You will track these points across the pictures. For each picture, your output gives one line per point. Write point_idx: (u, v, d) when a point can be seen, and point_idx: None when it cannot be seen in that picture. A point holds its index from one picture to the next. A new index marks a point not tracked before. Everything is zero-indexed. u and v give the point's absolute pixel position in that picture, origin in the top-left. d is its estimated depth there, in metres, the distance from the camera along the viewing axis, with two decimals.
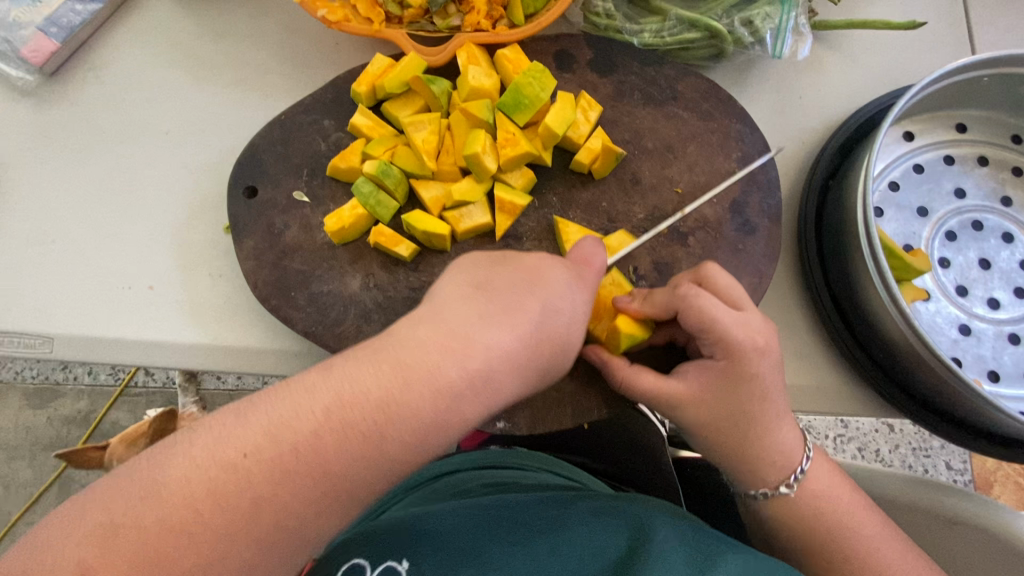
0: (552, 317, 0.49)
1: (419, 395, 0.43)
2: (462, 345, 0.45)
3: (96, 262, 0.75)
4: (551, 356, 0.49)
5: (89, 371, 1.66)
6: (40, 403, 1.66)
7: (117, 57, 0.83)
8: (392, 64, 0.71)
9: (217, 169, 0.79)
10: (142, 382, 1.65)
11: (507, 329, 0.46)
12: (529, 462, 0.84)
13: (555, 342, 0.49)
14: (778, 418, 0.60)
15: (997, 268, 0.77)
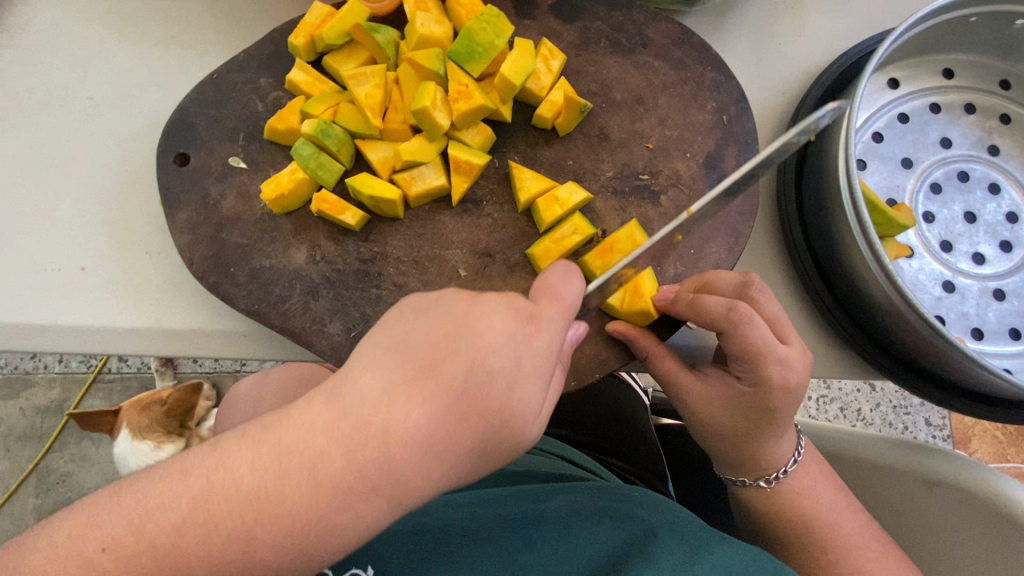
0: (481, 381, 0.38)
1: (317, 454, 0.36)
2: (352, 420, 0.36)
3: (19, 243, 0.69)
4: (482, 431, 0.38)
5: (59, 359, 1.61)
6: (11, 394, 1.61)
7: (32, 15, 0.74)
8: (333, 12, 0.64)
9: (151, 135, 0.72)
10: (116, 367, 1.61)
11: (419, 400, 0.37)
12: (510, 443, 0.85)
13: (487, 414, 0.38)
14: (780, 433, 0.59)
15: (983, 221, 0.73)
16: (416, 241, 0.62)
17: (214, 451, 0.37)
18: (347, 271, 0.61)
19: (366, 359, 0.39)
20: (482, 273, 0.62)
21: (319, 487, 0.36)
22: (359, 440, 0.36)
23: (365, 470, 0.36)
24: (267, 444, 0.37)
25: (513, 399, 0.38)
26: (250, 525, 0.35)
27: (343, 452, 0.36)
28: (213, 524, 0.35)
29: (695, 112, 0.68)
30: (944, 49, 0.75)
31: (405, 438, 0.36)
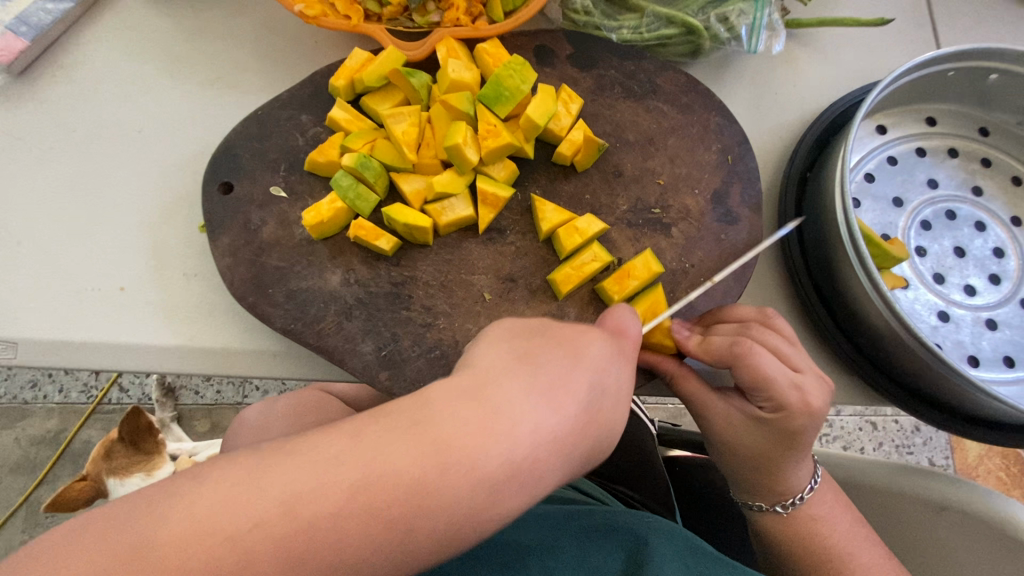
0: (599, 397, 0.42)
1: (478, 452, 0.36)
2: (503, 420, 0.38)
3: (63, 264, 0.72)
4: (596, 440, 0.42)
5: (59, 389, 1.65)
6: (7, 424, 1.64)
7: (90, 56, 0.81)
8: (371, 58, 0.71)
9: (193, 166, 0.77)
10: (115, 399, 1.66)
11: (555, 407, 0.39)
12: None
13: (600, 425, 0.42)
14: (799, 461, 0.61)
15: (972, 256, 0.78)
16: (444, 266, 0.66)
17: (358, 442, 0.36)
18: (378, 293, 0.65)
19: (501, 369, 0.40)
20: (506, 297, 0.65)
21: (472, 483, 0.36)
22: (516, 439, 0.37)
23: (518, 468, 0.37)
24: (426, 439, 0.36)
25: (614, 417, 0.44)
26: (408, 519, 0.35)
27: (498, 449, 0.37)
28: (373, 514, 0.34)
29: (702, 152, 0.74)
30: (926, 99, 0.82)
31: (550, 437, 0.39)
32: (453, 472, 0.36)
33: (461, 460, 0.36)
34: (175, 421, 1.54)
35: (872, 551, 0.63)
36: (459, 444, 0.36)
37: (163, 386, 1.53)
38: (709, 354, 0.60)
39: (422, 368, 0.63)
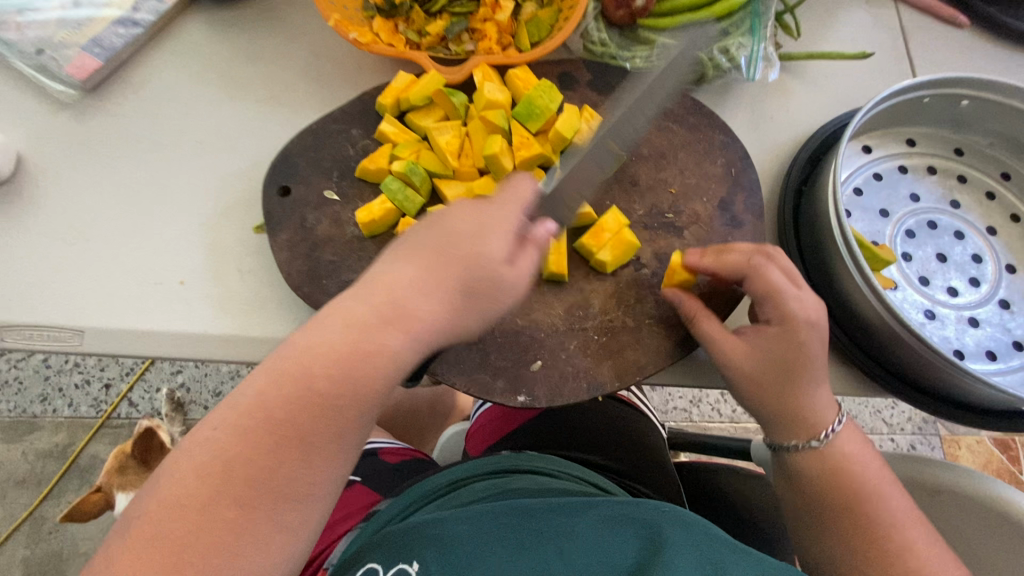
0: (467, 258, 0.57)
1: (321, 336, 0.52)
2: (385, 306, 0.54)
3: (128, 259, 0.79)
4: (495, 281, 0.57)
5: (69, 405, 1.84)
6: (16, 438, 1.81)
7: (155, 75, 0.89)
8: (415, 80, 0.80)
9: (247, 172, 0.84)
10: (125, 413, 1.84)
11: (382, 291, 0.55)
12: (541, 468, 0.92)
13: (497, 271, 0.57)
14: (815, 384, 0.65)
15: (953, 261, 0.86)
16: None
17: (291, 345, 0.54)
18: None
19: (386, 269, 0.57)
20: (537, 289, 0.73)
21: (387, 326, 0.53)
22: (352, 309, 0.53)
23: (424, 335, 0.54)
24: (342, 315, 0.53)
25: (492, 264, 0.57)
26: (346, 365, 0.52)
27: (386, 332, 0.53)
28: (317, 371, 0.52)
29: (709, 166, 0.82)
30: (905, 123, 0.92)
31: (379, 306, 0.54)
32: (367, 330, 0.53)
33: (372, 326, 0.53)
34: (183, 435, 1.80)
35: (903, 500, 0.66)
36: (367, 312, 0.53)
37: (174, 402, 1.80)
38: (725, 268, 0.68)
39: (461, 353, 0.69)
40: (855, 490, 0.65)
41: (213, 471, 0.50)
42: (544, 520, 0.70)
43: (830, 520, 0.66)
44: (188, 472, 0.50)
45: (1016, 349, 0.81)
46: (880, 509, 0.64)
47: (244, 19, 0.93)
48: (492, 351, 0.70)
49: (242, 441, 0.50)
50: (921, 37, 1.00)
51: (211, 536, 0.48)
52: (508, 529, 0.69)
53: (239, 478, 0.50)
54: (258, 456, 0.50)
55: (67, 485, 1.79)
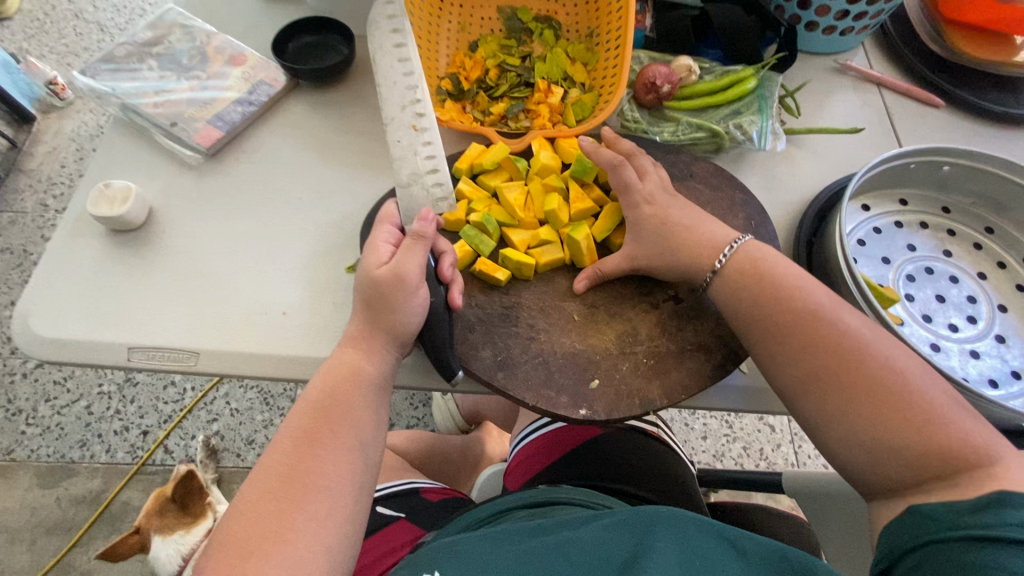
0: (365, 282, 0.77)
1: (331, 364, 0.76)
2: (345, 351, 0.77)
3: (238, 293, 0.93)
4: (366, 295, 0.77)
5: (107, 450, 1.90)
6: (52, 483, 1.86)
7: (264, 144, 1.08)
8: (486, 149, 0.97)
9: (338, 221, 1.00)
10: (161, 459, 1.89)
11: (348, 330, 0.79)
12: (578, 499, 1.00)
13: (365, 288, 0.77)
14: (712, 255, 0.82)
15: (950, 301, 0.98)
16: (543, 296, 0.87)
17: (313, 383, 0.75)
18: (494, 314, 0.85)
19: (355, 318, 0.79)
20: (591, 318, 0.85)
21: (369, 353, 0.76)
22: (343, 348, 0.77)
23: (313, 380, 0.75)
24: (344, 356, 0.76)
25: (373, 270, 0.77)
26: (352, 381, 0.74)
27: (345, 362, 0.75)
28: (335, 388, 0.74)
29: (731, 218, 0.97)
30: (898, 185, 1.08)
31: (345, 344, 0.77)
32: (354, 362, 0.75)
33: (357, 358, 0.76)
34: (216, 482, 1.84)
35: (853, 316, 0.73)
36: (357, 347, 0.77)
37: (209, 448, 1.87)
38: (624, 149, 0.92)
39: (529, 371, 0.80)
40: (777, 298, 0.76)
41: (273, 474, 0.67)
42: (555, 534, 0.78)
43: (773, 336, 0.75)
44: (254, 482, 0.67)
45: (1015, 378, 0.91)
46: (831, 326, 0.72)
47: (337, 101, 1.13)
48: (556, 370, 0.81)
49: (292, 450, 0.69)
50: (904, 116, 1.18)
51: (263, 526, 0.64)
52: (521, 542, 0.77)
53: (293, 472, 0.67)
54: (304, 455, 0.69)
55: (97, 532, 1.82)
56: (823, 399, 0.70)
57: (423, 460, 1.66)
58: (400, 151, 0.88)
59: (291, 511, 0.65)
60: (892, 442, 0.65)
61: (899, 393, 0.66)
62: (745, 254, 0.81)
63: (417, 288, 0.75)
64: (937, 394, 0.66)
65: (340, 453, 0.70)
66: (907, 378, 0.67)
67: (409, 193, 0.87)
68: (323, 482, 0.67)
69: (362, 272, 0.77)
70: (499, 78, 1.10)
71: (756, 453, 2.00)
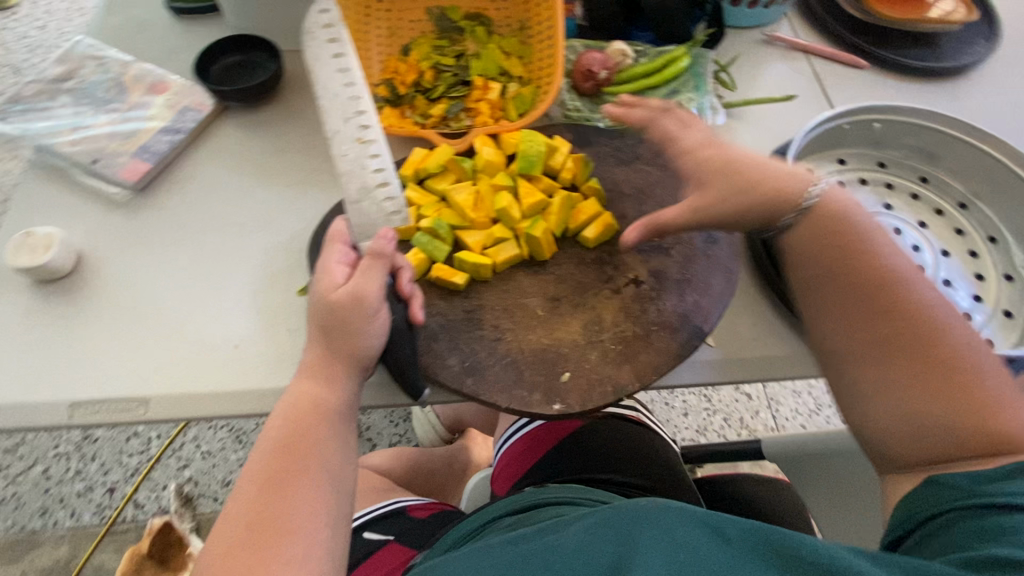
0: (320, 307, 0.73)
1: (291, 397, 0.71)
2: (306, 381, 0.72)
3: (185, 331, 0.87)
4: (324, 321, 0.72)
5: (72, 514, 1.78)
6: (14, 558, 1.73)
7: (197, 172, 1.03)
8: (429, 153, 0.95)
9: (285, 244, 0.96)
10: (131, 516, 1.78)
11: (306, 357, 0.74)
12: (560, 496, 0.99)
13: (322, 314, 0.72)
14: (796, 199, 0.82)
15: (897, 252, 1.01)
16: (504, 295, 0.85)
17: (275, 419, 0.71)
18: (456, 320, 0.82)
19: (312, 345, 0.74)
20: (554, 312, 0.84)
21: (332, 382, 0.72)
22: (304, 378, 0.73)
23: (274, 416, 0.71)
24: (305, 388, 0.72)
25: (328, 295, 0.72)
26: (317, 414, 0.70)
27: (306, 394, 0.71)
28: (298, 424, 0.69)
29: (681, 196, 0.98)
30: (835, 146, 1.10)
31: (305, 374, 0.73)
32: (317, 394, 0.71)
33: (319, 388, 0.71)
34: (194, 531, 1.75)
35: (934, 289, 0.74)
36: (318, 377, 0.72)
37: (183, 496, 1.78)
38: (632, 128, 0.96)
39: (499, 373, 0.79)
40: (858, 267, 0.76)
41: (239, 524, 0.63)
42: (539, 539, 0.70)
43: (827, 280, 0.78)
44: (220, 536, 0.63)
45: (965, 317, 0.95)
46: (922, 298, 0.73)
47: (271, 120, 1.09)
48: (525, 368, 0.79)
49: (257, 495, 0.65)
50: (833, 80, 1.21)
51: None
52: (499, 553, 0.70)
53: (259, 520, 0.63)
54: (271, 499, 0.64)
55: None
56: (865, 361, 0.73)
57: (409, 477, 1.62)
58: (347, 166, 0.78)
59: (262, 561, 0.61)
60: (916, 408, 0.68)
61: (978, 357, 0.69)
62: (835, 201, 0.81)
63: (376, 310, 0.71)
64: (994, 373, 0.68)
65: (310, 491, 0.66)
66: (978, 350, 0.70)
67: (359, 209, 0.78)
68: (295, 525, 0.63)
69: (316, 296, 0.73)
70: (435, 80, 1.09)
71: (738, 422, 2.05)
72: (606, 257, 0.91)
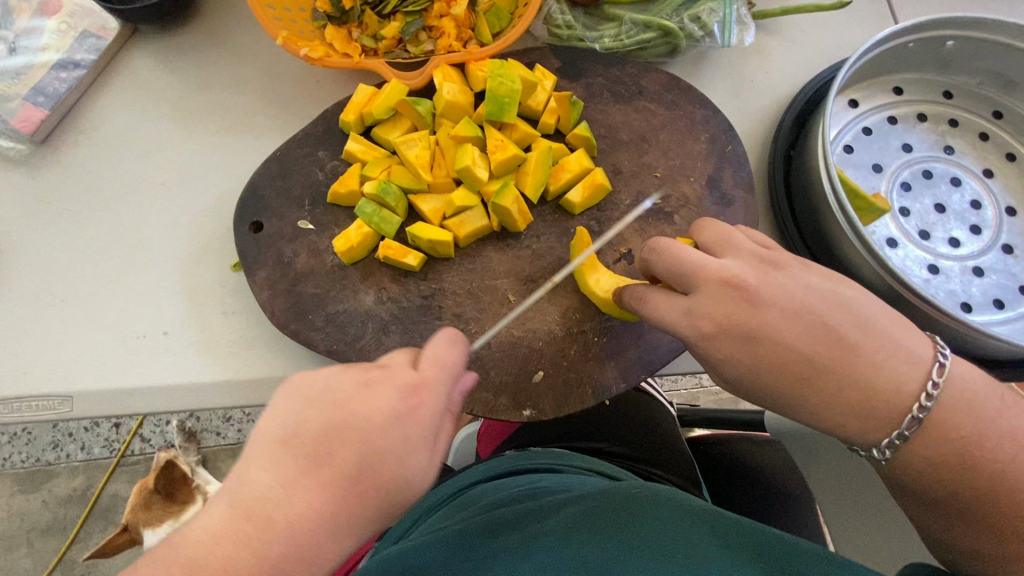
0: (374, 467, 0.45)
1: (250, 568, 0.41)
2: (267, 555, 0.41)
3: (106, 317, 0.76)
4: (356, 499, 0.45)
5: (82, 445, 1.54)
6: (32, 487, 1.53)
7: (107, 120, 0.85)
8: (375, 91, 0.76)
9: (215, 208, 0.81)
10: (140, 448, 1.54)
11: (299, 506, 0.43)
12: (542, 465, 0.86)
13: (367, 487, 0.45)
14: (863, 355, 0.52)
15: (952, 210, 0.84)
16: (468, 277, 0.71)
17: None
18: (411, 308, 0.70)
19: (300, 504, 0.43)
20: (529, 296, 0.70)
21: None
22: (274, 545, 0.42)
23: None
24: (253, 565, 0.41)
25: (400, 466, 0.46)
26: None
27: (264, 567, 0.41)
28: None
29: (692, 143, 0.79)
30: (891, 71, 0.88)
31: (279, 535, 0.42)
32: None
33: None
34: (201, 465, 1.48)
35: None
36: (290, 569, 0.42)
37: (186, 431, 1.48)
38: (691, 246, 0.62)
39: None
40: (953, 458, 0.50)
41: None
42: (519, 527, 0.62)
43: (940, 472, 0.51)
44: None
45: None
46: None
47: (193, 45, 0.88)
48: (491, 367, 0.68)
49: None
50: None
51: None
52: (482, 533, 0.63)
53: None
54: None
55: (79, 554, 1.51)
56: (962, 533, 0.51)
57: None
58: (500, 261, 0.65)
59: None
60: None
61: None
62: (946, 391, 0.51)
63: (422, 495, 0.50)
64: None
65: None
66: None
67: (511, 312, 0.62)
68: None
69: (374, 468, 0.45)
70: None
71: None
72: (594, 226, 0.74)
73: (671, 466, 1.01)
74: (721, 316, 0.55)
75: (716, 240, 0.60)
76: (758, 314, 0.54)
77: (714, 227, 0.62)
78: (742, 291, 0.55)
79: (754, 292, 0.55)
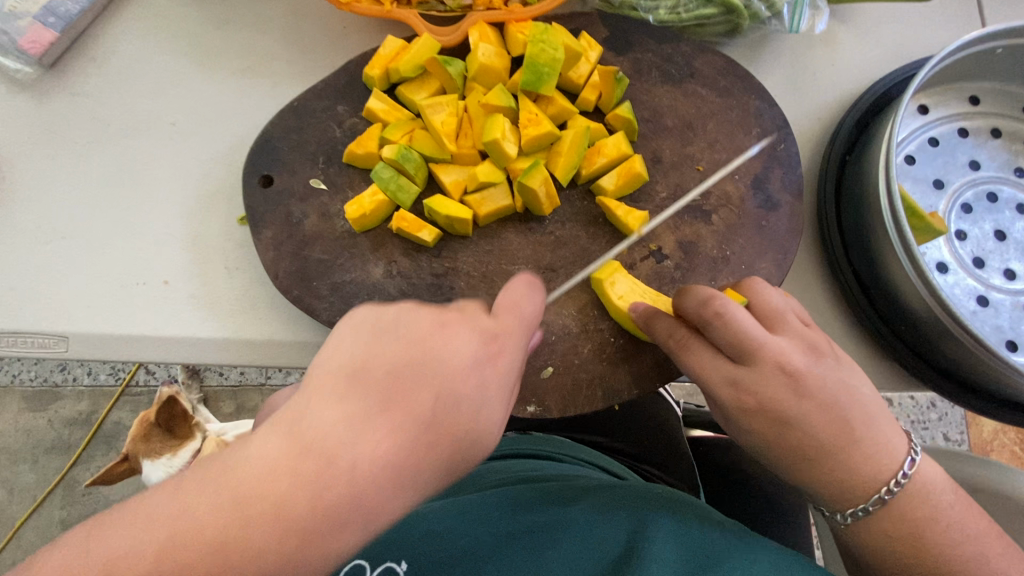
0: (452, 407, 0.39)
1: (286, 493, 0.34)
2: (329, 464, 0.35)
3: (106, 260, 0.73)
4: (434, 448, 0.38)
5: (88, 371, 1.56)
6: (39, 406, 1.55)
7: (119, 48, 0.80)
8: (405, 46, 0.70)
9: (225, 156, 0.76)
10: (143, 380, 1.55)
11: (383, 434, 0.36)
12: (540, 451, 0.83)
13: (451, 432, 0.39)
14: (859, 447, 0.49)
15: (1012, 239, 0.77)
16: (485, 258, 0.67)
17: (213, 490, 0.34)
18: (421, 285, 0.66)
19: (359, 424, 0.36)
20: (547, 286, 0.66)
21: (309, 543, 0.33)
22: (342, 466, 0.35)
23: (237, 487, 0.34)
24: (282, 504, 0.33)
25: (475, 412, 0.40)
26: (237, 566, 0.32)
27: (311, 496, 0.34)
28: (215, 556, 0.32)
29: (741, 137, 0.72)
30: (969, 78, 0.80)
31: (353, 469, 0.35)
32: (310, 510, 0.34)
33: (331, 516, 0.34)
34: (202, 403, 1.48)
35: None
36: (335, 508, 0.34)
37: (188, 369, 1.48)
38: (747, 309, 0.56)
39: None
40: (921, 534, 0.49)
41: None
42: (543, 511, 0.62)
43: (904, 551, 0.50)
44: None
45: None
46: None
47: None
48: None
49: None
50: None
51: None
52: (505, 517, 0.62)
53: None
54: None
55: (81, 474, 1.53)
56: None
57: None
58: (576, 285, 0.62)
59: None
60: None
61: None
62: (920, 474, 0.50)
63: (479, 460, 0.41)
64: None
65: None
66: None
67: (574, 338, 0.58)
68: None
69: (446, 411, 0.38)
70: None
71: None
72: None
73: (668, 465, 0.98)
74: (759, 395, 0.50)
75: (769, 310, 0.54)
76: (782, 399, 0.50)
77: (770, 292, 0.56)
78: (793, 377, 0.50)
79: (803, 379, 0.49)
